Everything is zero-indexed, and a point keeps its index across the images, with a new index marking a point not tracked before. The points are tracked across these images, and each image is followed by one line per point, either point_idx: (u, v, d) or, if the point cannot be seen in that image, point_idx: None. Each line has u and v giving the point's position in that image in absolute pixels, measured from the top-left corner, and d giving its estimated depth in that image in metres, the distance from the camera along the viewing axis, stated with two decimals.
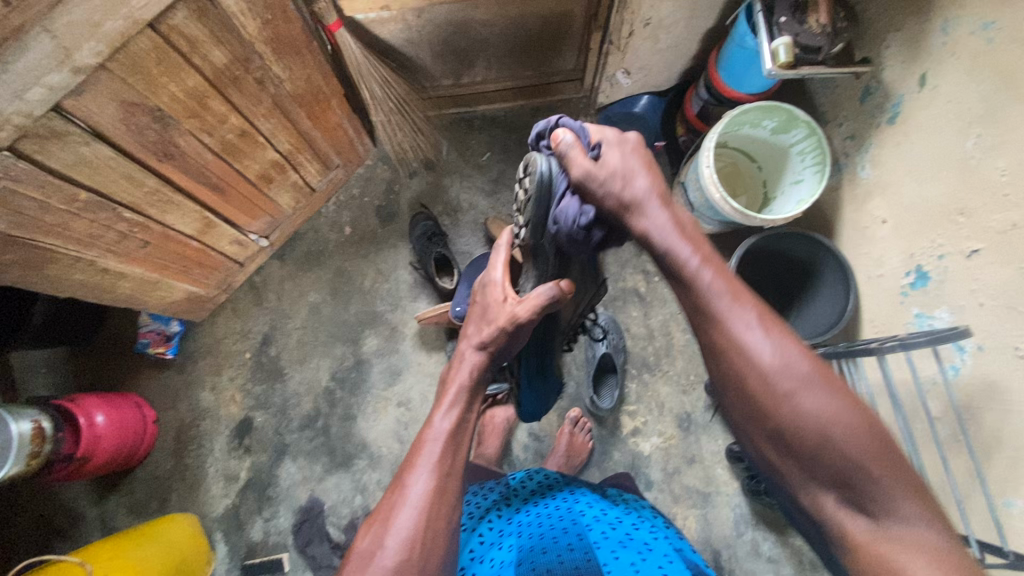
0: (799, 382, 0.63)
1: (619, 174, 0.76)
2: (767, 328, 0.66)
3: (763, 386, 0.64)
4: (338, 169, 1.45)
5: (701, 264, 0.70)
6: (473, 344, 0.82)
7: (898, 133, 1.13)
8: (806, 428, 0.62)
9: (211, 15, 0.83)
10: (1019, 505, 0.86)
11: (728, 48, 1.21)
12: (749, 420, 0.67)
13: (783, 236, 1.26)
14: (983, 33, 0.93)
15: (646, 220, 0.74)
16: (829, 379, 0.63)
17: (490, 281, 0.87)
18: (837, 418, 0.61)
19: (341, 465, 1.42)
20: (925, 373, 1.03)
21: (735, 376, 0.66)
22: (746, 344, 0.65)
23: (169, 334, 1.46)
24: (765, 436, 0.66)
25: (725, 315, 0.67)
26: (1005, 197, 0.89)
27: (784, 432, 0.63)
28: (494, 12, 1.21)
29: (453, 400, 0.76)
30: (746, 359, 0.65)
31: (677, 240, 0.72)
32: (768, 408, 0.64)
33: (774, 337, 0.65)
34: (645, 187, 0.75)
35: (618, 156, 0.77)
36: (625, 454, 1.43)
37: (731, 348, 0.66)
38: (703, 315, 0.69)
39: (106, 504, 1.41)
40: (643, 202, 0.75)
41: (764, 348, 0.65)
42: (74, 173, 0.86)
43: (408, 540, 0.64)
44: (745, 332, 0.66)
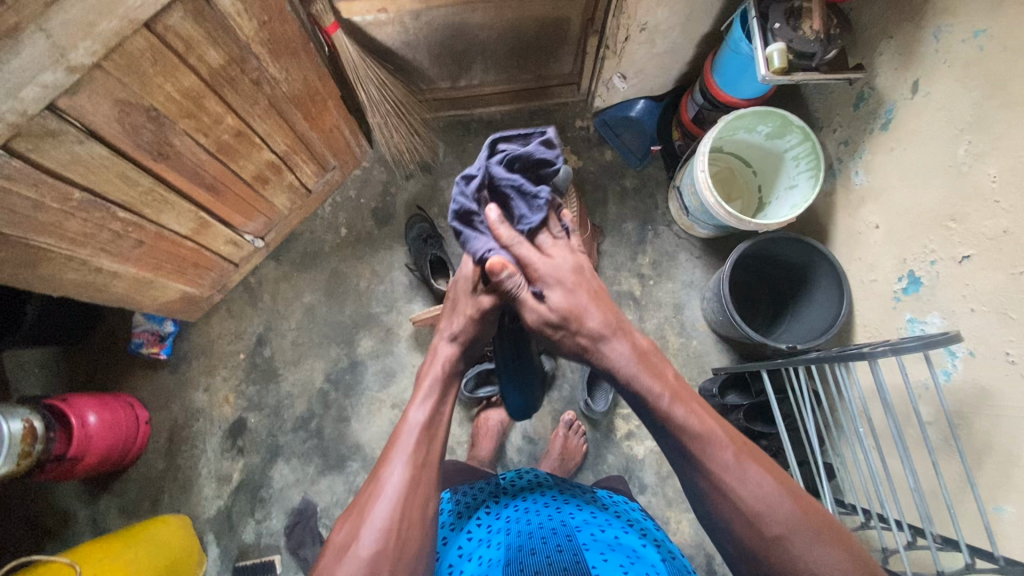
0: (785, 527, 0.64)
1: (569, 314, 0.79)
2: (747, 469, 0.67)
3: (753, 531, 0.65)
4: (335, 170, 1.45)
5: (673, 402, 0.71)
6: (446, 337, 0.83)
7: (891, 139, 1.14)
8: (798, 572, 0.63)
9: (208, 16, 0.84)
10: (1010, 511, 0.86)
11: (723, 53, 1.22)
12: (741, 558, 0.68)
13: (777, 241, 1.26)
14: (974, 40, 0.94)
15: (611, 354, 0.77)
16: (811, 518, 0.65)
17: (457, 272, 0.87)
18: (824, 560, 0.63)
19: (334, 467, 1.41)
20: (917, 378, 1.04)
21: (722, 517, 0.68)
22: (729, 488, 0.67)
23: (164, 335, 1.45)
24: (755, 573, 0.67)
25: (707, 459, 0.68)
26: (996, 203, 0.90)
27: (776, 574, 0.65)
28: (491, 16, 1.22)
29: (427, 392, 0.76)
30: (732, 505, 0.66)
31: (643, 375, 0.74)
32: (759, 550, 0.65)
33: (756, 477, 0.67)
34: (598, 323, 0.78)
35: (563, 296, 0.79)
36: (619, 457, 1.43)
37: (716, 493, 0.68)
38: (688, 459, 0.70)
39: (98, 505, 1.40)
40: (603, 337, 0.77)
41: (745, 490, 0.66)
42: (68, 172, 0.86)
43: (384, 531, 0.64)
44: (730, 479, 0.67)
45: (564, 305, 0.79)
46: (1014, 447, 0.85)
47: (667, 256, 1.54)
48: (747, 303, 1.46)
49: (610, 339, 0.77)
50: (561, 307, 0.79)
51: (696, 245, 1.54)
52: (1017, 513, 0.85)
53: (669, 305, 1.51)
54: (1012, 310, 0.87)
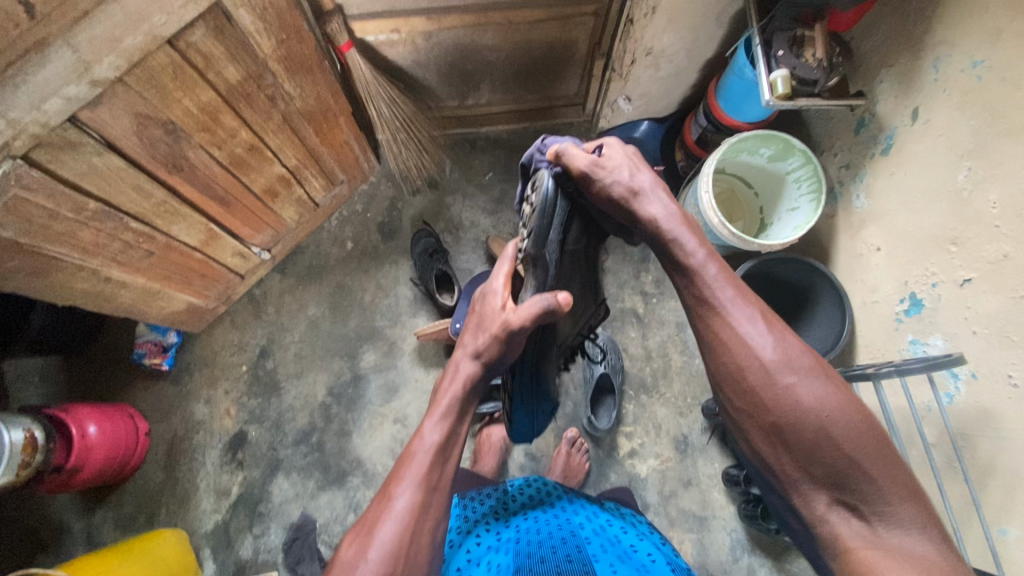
0: (799, 377, 0.64)
1: (622, 166, 0.79)
2: (768, 324, 0.67)
3: (766, 380, 0.65)
4: (343, 185, 1.47)
5: (706, 258, 0.71)
6: (468, 354, 0.79)
7: (891, 163, 1.16)
8: (807, 422, 0.62)
9: (228, 33, 0.85)
10: (1015, 534, 0.86)
11: (727, 78, 1.24)
12: (748, 414, 0.66)
13: (779, 260, 1.28)
14: (972, 70, 0.97)
15: (649, 207, 0.77)
16: (822, 372, 0.64)
17: (489, 290, 0.85)
18: (835, 412, 0.61)
19: (334, 482, 1.40)
20: (920, 399, 1.04)
21: (736, 370, 0.67)
22: (751, 338, 0.66)
23: (166, 345, 1.44)
24: (766, 437, 0.65)
25: (732, 309, 0.68)
26: (996, 228, 0.92)
27: (782, 428, 0.63)
28: (501, 38, 1.25)
29: (445, 411, 0.75)
30: (748, 352, 0.66)
31: (682, 229, 0.74)
32: (767, 399, 0.64)
33: (778, 334, 0.66)
34: (646, 178, 0.79)
35: (620, 154, 0.81)
36: (622, 476, 1.42)
37: (734, 341, 0.67)
38: (711, 309, 0.70)
39: (93, 518, 1.38)
40: (649, 199, 0.77)
41: (764, 340, 0.66)
42: (84, 183, 0.87)
43: (390, 554, 0.63)
44: (748, 327, 0.67)
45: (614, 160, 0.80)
46: (1017, 471, 0.85)
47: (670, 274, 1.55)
48: None
49: (651, 192, 0.77)
50: (612, 160, 0.80)
51: None
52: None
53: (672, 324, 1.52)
54: (1013, 333, 0.88)
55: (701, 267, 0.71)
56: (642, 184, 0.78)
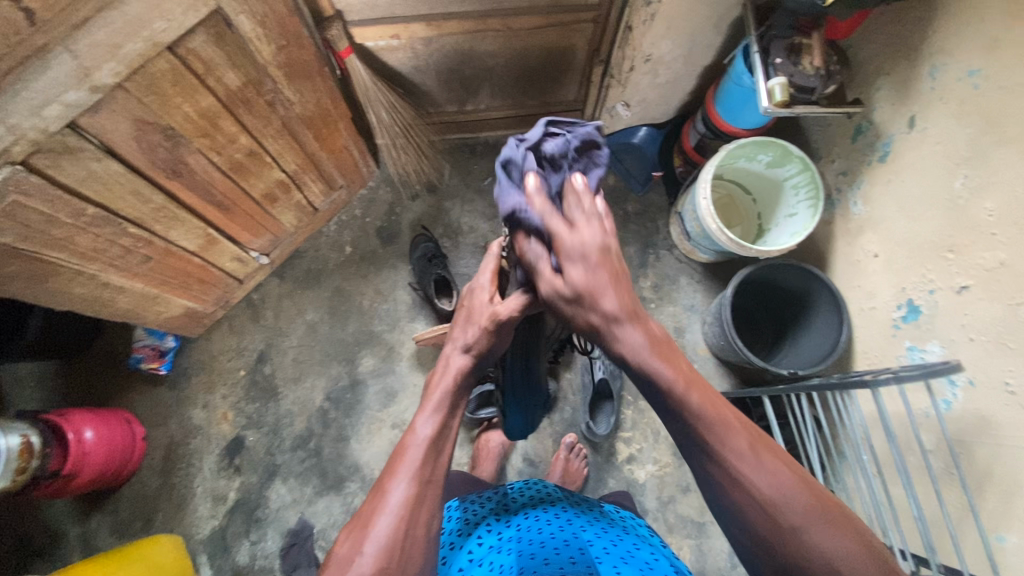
0: (800, 516, 0.59)
1: (585, 293, 0.66)
2: (763, 459, 0.62)
3: (767, 520, 0.60)
4: (342, 190, 1.47)
5: (688, 388, 0.64)
6: (460, 348, 0.79)
7: (888, 170, 1.17)
8: (814, 565, 0.58)
9: (228, 39, 0.85)
10: (1012, 541, 0.86)
11: (725, 85, 1.25)
12: (755, 555, 0.63)
13: (777, 266, 1.28)
14: (969, 78, 0.98)
15: (621, 342, 0.66)
16: (821, 504, 0.60)
17: (476, 286, 0.83)
18: (842, 553, 0.58)
19: (332, 488, 1.40)
20: (918, 406, 1.05)
21: (734, 507, 0.63)
22: (742, 474, 0.62)
23: (164, 350, 1.44)
24: (773, 571, 0.61)
25: (719, 445, 0.63)
26: (993, 235, 0.92)
27: (790, 568, 0.60)
28: (501, 44, 1.26)
29: (437, 404, 0.74)
30: (741, 489, 0.62)
31: (655, 357, 0.65)
32: (772, 541, 0.60)
33: (768, 465, 0.62)
34: (613, 306, 0.65)
35: (582, 273, 0.66)
36: (620, 481, 1.42)
37: (727, 478, 0.62)
38: (700, 447, 0.64)
39: (89, 524, 1.37)
40: (618, 320, 0.66)
41: (759, 475, 0.61)
42: (84, 188, 0.87)
43: (385, 549, 0.63)
44: (744, 469, 0.61)
45: (577, 283, 0.66)
46: (1015, 477, 0.85)
47: (668, 279, 1.56)
48: (746, 326, 1.48)
49: (623, 321, 0.66)
50: (575, 284, 0.66)
51: (697, 270, 1.56)
52: (1021, 544, 0.85)
53: (670, 329, 1.52)
54: (1010, 340, 0.89)
55: (684, 398, 0.63)
56: (612, 314, 0.65)
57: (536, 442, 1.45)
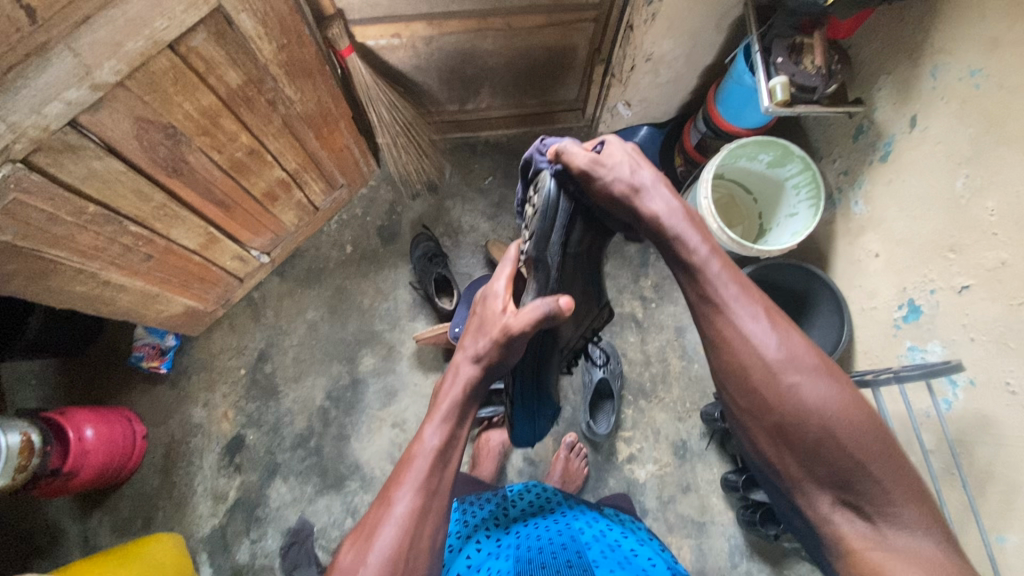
0: (802, 373, 0.66)
1: (624, 162, 0.76)
2: (767, 317, 0.69)
3: (769, 382, 0.67)
4: (342, 189, 1.47)
5: (711, 254, 0.72)
6: (469, 357, 0.78)
7: (890, 170, 1.17)
8: (810, 421, 0.64)
9: (229, 38, 0.85)
10: (1013, 541, 0.86)
11: (726, 84, 1.25)
12: (748, 411, 0.69)
13: (778, 265, 1.29)
14: (971, 78, 0.98)
15: (654, 204, 0.74)
16: (824, 367, 0.67)
17: (491, 292, 0.84)
18: (838, 411, 0.64)
19: (332, 487, 1.40)
20: (919, 406, 1.04)
21: (734, 366, 0.69)
22: (755, 339, 0.68)
23: (164, 349, 1.44)
24: (770, 434, 0.67)
25: (734, 312, 0.69)
26: (994, 236, 0.92)
27: (786, 427, 0.66)
28: (501, 43, 1.26)
29: (445, 414, 0.74)
30: (751, 351, 0.68)
31: (687, 227, 0.73)
32: (768, 397, 0.67)
33: (773, 328, 0.69)
34: (649, 176, 0.76)
35: (622, 149, 0.77)
36: (621, 481, 1.42)
37: (737, 340, 0.69)
38: (711, 307, 0.71)
39: (89, 522, 1.37)
40: (644, 187, 0.75)
41: (762, 335, 0.68)
42: (84, 186, 0.87)
43: (389, 560, 0.63)
44: (749, 325, 0.69)
45: (618, 154, 0.76)
46: (1016, 479, 0.85)
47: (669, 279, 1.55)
48: None
49: (651, 187, 0.75)
50: (615, 154, 0.76)
51: None
52: (1021, 545, 0.85)
53: (671, 328, 1.52)
54: (1011, 340, 0.88)
55: (704, 264, 0.71)
56: (646, 181, 0.75)
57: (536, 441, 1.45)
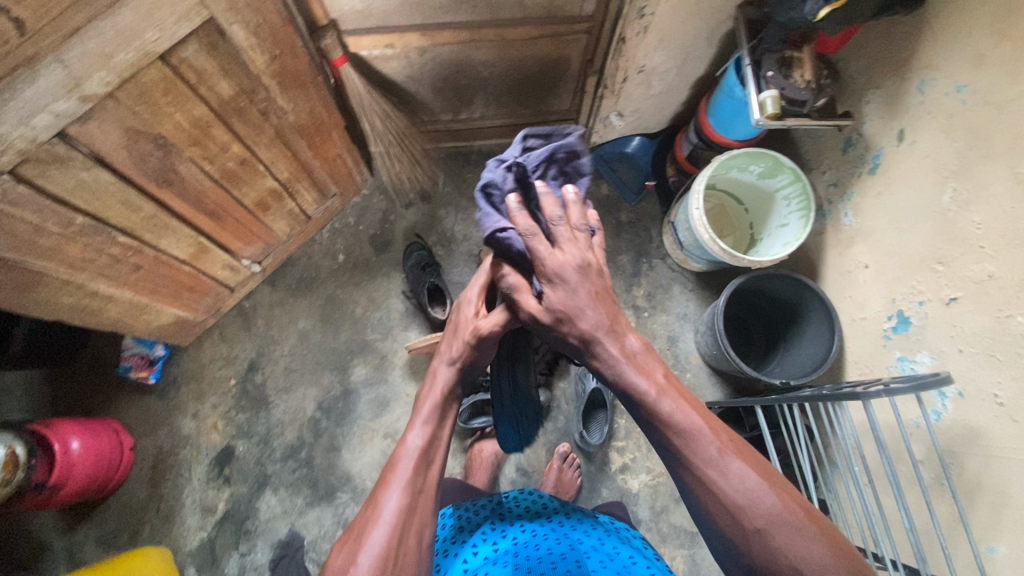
0: (765, 520, 0.59)
1: (563, 312, 0.72)
2: (732, 461, 0.62)
3: (731, 521, 0.61)
4: (334, 198, 1.46)
5: (660, 396, 0.66)
6: (445, 360, 0.81)
7: (878, 182, 1.18)
8: (780, 568, 0.58)
9: (221, 49, 0.85)
10: (1002, 552, 0.87)
11: (717, 97, 1.26)
12: (726, 555, 0.63)
13: (768, 276, 1.28)
14: (957, 93, 0.99)
15: (599, 359, 0.71)
16: (794, 506, 0.60)
17: (464, 300, 0.86)
18: (810, 557, 0.57)
19: (323, 498, 1.38)
20: (908, 416, 1.06)
21: (704, 512, 0.63)
22: (710, 479, 0.62)
23: (153, 359, 1.42)
24: (743, 573, 0.62)
25: (690, 454, 0.63)
26: (980, 249, 0.94)
27: (760, 571, 0.59)
28: (495, 54, 1.27)
29: (427, 416, 0.75)
30: (711, 497, 0.62)
31: (633, 369, 0.69)
32: (739, 543, 0.61)
33: (738, 470, 0.61)
34: (593, 322, 0.71)
35: (561, 295, 0.72)
36: (614, 491, 1.42)
37: (692, 477, 0.63)
38: (671, 453, 0.65)
39: (74, 536, 1.35)
40: (596, 338, 0.71)
41: (727, 482, 0.61)
42: (73, 197, 0.86)
43: (380, 558, 0.62)
44: (714, 474, 0.62)
45: (561, 305, 0.72)
46: (1004, 489, 0.86)
47: (661, 288, 1.56)
48: (738, 335, 1.48)
49: (600, 334, 0.71)
50: (556, 307, 0.72)
51: (689, 279, 1.56)
52: (1011, 554, 0.85)
53: (663, 338, 1.53)
54: (999, 352, 0.90)
55: (655, 405, 0.66)
56: (592, 332, 0.71)
57: (529, 451, 1.45)
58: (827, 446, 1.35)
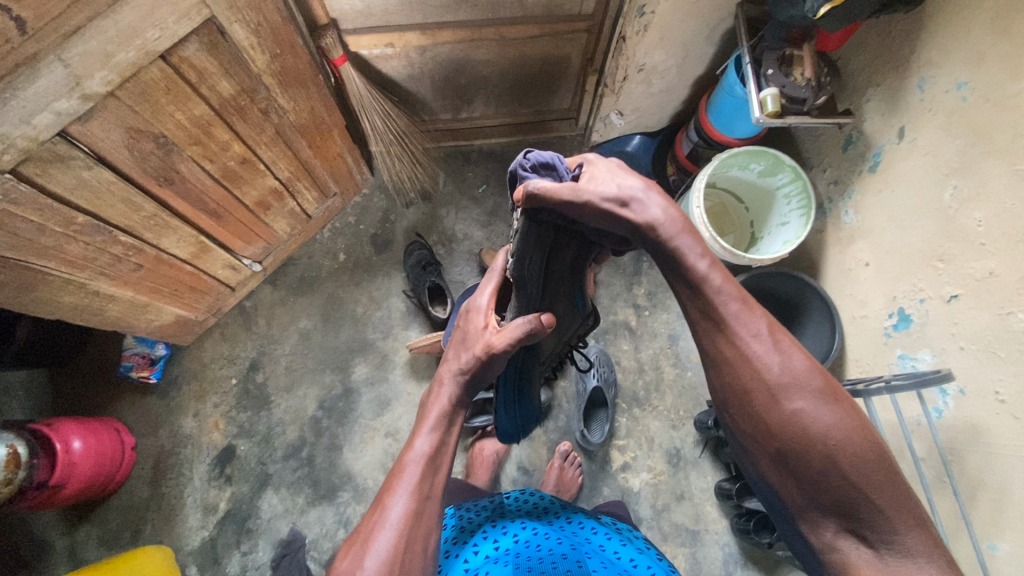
0: (806, 395, 0.62)
1: (605, 178, 0.67)
2: (777, 342, 0.64)
3: (772, 404, 0.63)
4: (335, 197, 1.47)
5: (711, 267, 0.65)
6: (453, 371, 0.76)
7: (879, 180, 1.18)
8: (812, 445, 0.61)
9: (222, 48, 0.85)
10: (1004, 549, 0.87)
11: (717, 95, 1.26)
12: (754, 437, 0.65)
13: (769, 275, 1.32)
14: (958, 91, 0.99)
15: (645, 211, 0.66)
16: (832, 393, 0.62)
17: (474, 307, 0.80)
18: (843, 440, 0.60)
19: (324, 497, 1.38)
20: (909, 414, 1.05)
21: (740, 389, 0.65)
22: (753, 352, 0.64)
23: (154, 358, 1.42)
24: (768, 456, 0.64)
25: (736, 331, 0.65)
26: (982, 246, 0.94)
27: (785, 449, 0.62)
28: (495, 53, 1.27)
29: (434, 423, 0.73)
30: (751, 371, 0.64)
31: (685, 236, 0.66)
32: (771, 424, 0.63)
33: (782, 351, 0.64)
34: (638, 184, 0.67)
35: (603, 171, 0.69)
36: (615, 490, 1.42)
37: (736, 358, 0.65)
38: (715, 327, 0.66)
39: (76, 535, 1.35)
40: (640, 197, 0.66)
41: (772, 360, 0.63)
42: (74, 196, 0.86)
43: (385, 562, 0.62)
44: (759, 350, 0.64)
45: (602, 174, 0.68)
46: (1006, 487, 0.86)
47: (662, 287, 1.56)
48: None
49: (644, 196, 0.66)
50: (597, 176, 0.68)
51: None
52: (1012, 552, 0.85)
53: (664, 336, 1.53)
54: (1000, 350, 0.89)
55: (705, 276, 0.65)
56: (636, 189, 0.66)
57: (530, 450, 1.45)
58: None
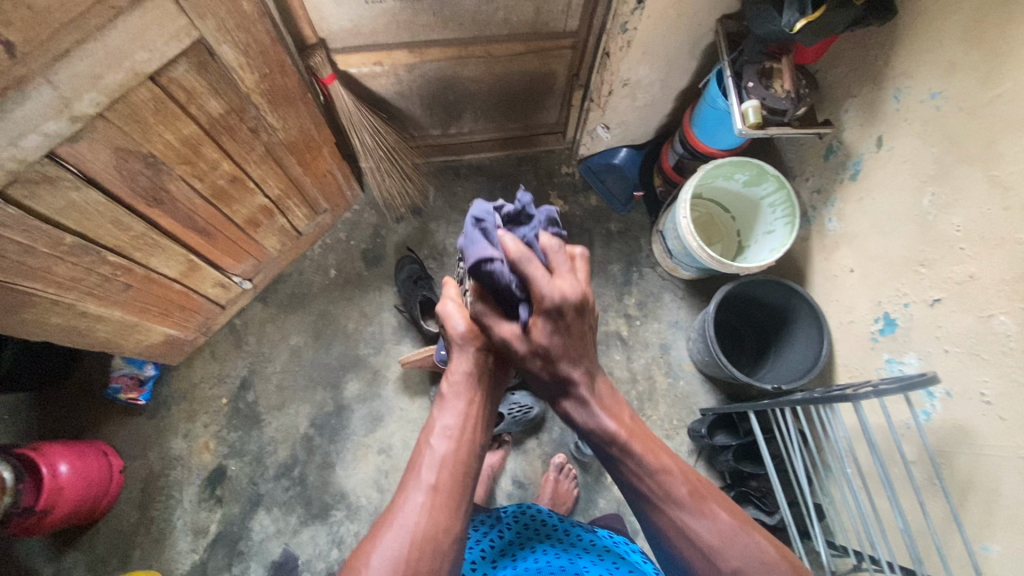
0: (742, 562, 0.66)
1: (543, 352, 0.71)
2: (706, 511, 0.69)
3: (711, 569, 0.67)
4: (326, 214, 1.47)
5: (629, 439, 0.72)
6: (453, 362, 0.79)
7: (859, 188, 1.21)
8: None
9: (211, 68, 0.86)
10: (998, 550, 0.87)
11: (701, 107, 1.29)
12: None
13: (753, 282, 1.29)
14: (932, 100, 1.02)
15: (570, 406, 0.75)
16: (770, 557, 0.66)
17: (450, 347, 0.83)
18: None
19: (317, 517, 1.37)
20: (898, 418, 1.06)
21: (680, 555, 0.70)
22: (684, 522, 0.69)
23: (143, 379, 1.41)
24: None
25: (663, 502, 0.70)
26: (961, 250, 0.96)
27: None
28: (482, 70, 1.29)
29: (447, 414, 0.75)
30: (686, 541, 0.69)
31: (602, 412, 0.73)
32: None
33: (711, 517, 0.69)
34: (577, 372, 0.72)
35: (545, 334, 0.69)
36: (610, 502, 1.41)
37: (673, 532, 0.70)
38: (644, 499, 0.72)
39: (61, 563, 1.31)
40: (573, 382, 0.73)
41: (701, 528, 0.68)
42: (61, 217, 0.86)
43: (393, 559, 0.63)
44: (691, 522, 0.69)
45: (542, 343, 0.70)
46: (995, 487, 0.87)
47: (652, 296, 1.57)
48: (730, 341, 1.50)
49: (577, 391, 0.73)
50: (536, 345, 0.70)
51: (680, 287, 1.58)
52: (1005, 553, 0.86)
53: (657, 345, 1.53)
54: (983, 351, 0.91)
55: (626, 446, 0.72)
56: (569, 374, 0.72)
57: (524, 463, 1.44)
58: (821, 451, 1.35)
